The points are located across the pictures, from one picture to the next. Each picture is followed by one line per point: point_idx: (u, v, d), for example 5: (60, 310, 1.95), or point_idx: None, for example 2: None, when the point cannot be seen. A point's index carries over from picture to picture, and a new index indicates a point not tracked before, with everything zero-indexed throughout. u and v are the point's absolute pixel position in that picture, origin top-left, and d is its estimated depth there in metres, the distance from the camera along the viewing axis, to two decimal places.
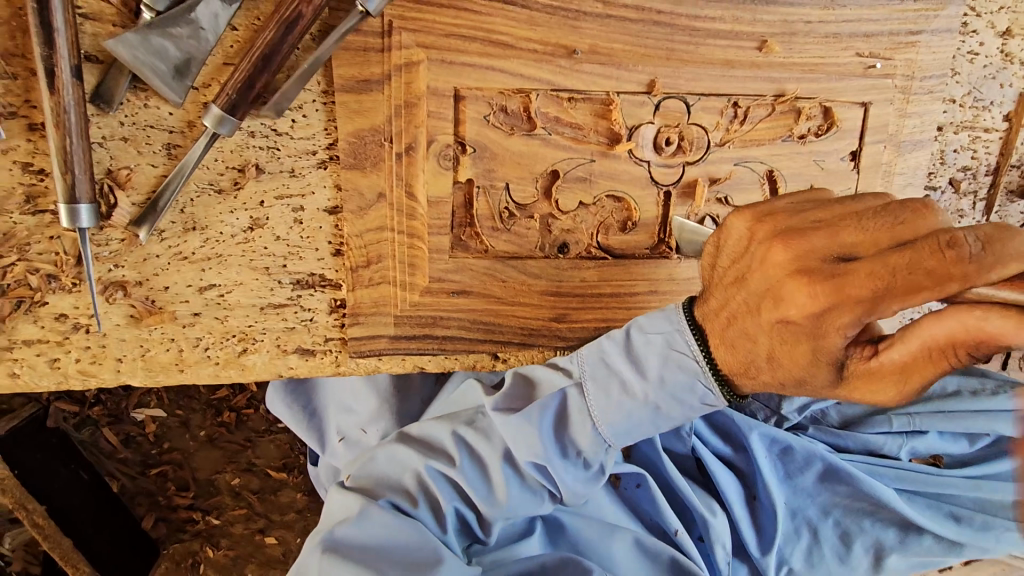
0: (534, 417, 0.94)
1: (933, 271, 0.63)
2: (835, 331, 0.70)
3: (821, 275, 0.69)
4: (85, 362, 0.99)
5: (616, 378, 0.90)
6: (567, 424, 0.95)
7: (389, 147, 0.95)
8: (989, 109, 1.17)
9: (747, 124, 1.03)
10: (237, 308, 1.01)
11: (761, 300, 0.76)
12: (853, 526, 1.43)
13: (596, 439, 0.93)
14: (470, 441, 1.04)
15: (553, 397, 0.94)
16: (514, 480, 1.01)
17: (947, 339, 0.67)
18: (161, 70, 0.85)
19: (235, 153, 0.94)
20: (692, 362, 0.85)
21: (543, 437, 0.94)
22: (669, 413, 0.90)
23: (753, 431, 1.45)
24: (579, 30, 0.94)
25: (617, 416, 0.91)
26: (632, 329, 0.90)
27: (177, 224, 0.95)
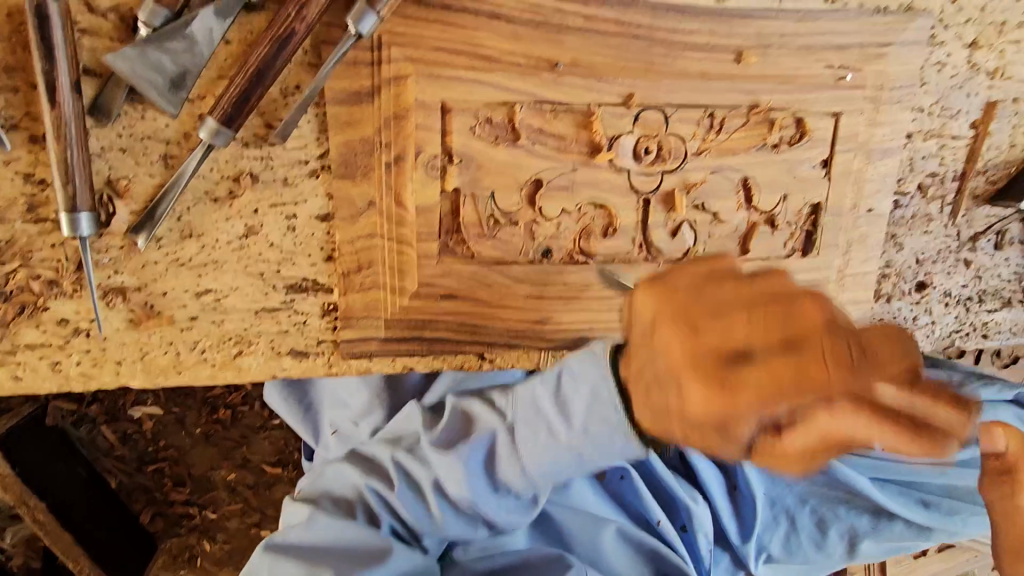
0: (460, 453, 1.06)
1: (816, 377, 0.62)
2: (741, 426, 0.65)
3: (716, 375, 0.66)
4: (85, 365, 1.02)
5: (540, 425, 0.98)
6: (495, 461, 1.06)
7: (379, 157, 0.98)
8: (957, 118, 1.22)
9: (723, 133, 1.07)
10: (233, 312, 1.05)
11: (665, 367, 0.71)
12: (829, 513, 1.49)
13: (521, 478, 1.03)
14: (411, 466, 1.14)
15: (481, 438, 1.07)
16: (445, 501, 1.10)
17: (831, 437, 0.63)
18: (158, 83, 0.87)
19: (229, 163, 0.97)
20: (613, 415, 0.90)
21: (468, 471, 1.05)
22: (589, 460, 0.97)
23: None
24: (562, 45, 0.98)
25: (541, 459, 0.99)
26: (558, 376, 0.97)
27: (174, 232, 0.99)
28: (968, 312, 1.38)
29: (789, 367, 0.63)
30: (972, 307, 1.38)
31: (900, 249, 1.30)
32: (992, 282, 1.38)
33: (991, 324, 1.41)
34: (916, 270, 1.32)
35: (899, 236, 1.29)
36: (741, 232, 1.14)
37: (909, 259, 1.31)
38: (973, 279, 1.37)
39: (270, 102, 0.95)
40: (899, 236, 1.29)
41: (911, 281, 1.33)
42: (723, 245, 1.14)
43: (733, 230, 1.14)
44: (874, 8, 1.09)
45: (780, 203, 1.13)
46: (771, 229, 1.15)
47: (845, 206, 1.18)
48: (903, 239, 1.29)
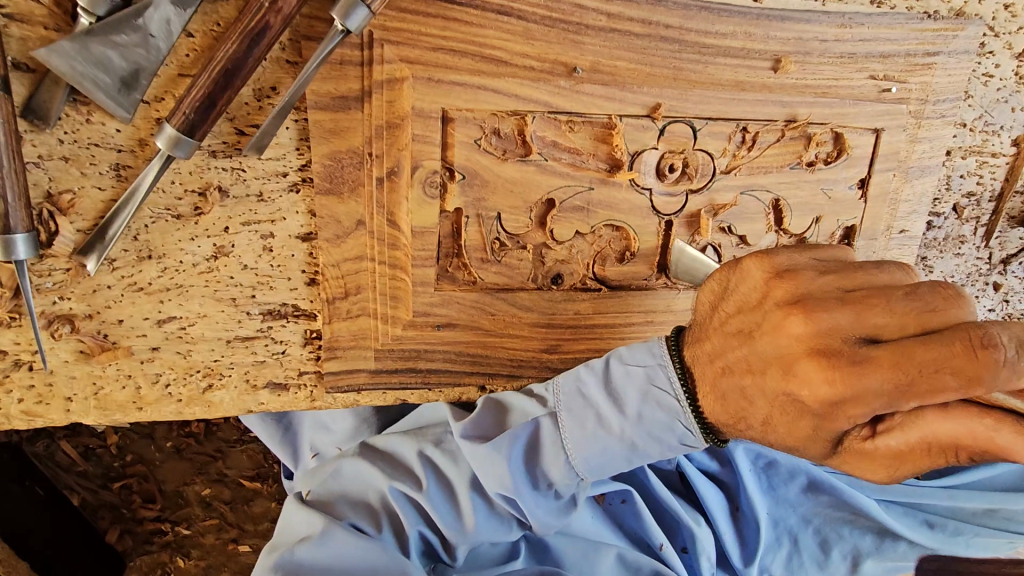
0: (502, 446, 0.88)
1: (960, 371, 0.60)
2: (844, 418, 0.66)
3: (842, 361, 0.65)
4: (29, 402, 0.89)
5: (591, 411, 0.84)
6: (537, 456, 0.89)
7: (369, 171, 0.86)
8: (999, 133, 1.13)
9: (756, 149, 0.96)
10: (200, 342, 0.93)
11: (768, 368, 0.71)
12: (834, 535, 1.43)
13: (568, 474, 0.87)
14: (438, 462, 0.99)
15: (523, 428, 0.89)
16: (480, 508, 0.96)
17: (950, 439, 0.65)
18: (105, 83, 0.74)
19: (194, 174, 0.83)
20: (674, 400, 0.80)
21: (512, 468, 0.87)
22: (647, 452, 0.85)
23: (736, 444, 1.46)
24: (580, 46, 0.85)
25: (594, 452, 0.85)
26: (611, 361, 0.85)
27: (129, 253, 0.85)
28: None
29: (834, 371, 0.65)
30: None
31: (929, 272, 1.22)
32: (1019, 306, 1.31)
33: None
34: None
35: (929, 258, 1.21)
36: None
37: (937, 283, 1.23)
38: (999, 303, 1.29)
39: (240, 106, 0.81)
40: (929, 259, 1.20)
41: None
42: None
43: None
44: (924, 13, 0.98)
45: (811, 225, 1.03)
46: None
47: (879, 229, 1.09)
48: (933, 262, 1.21)
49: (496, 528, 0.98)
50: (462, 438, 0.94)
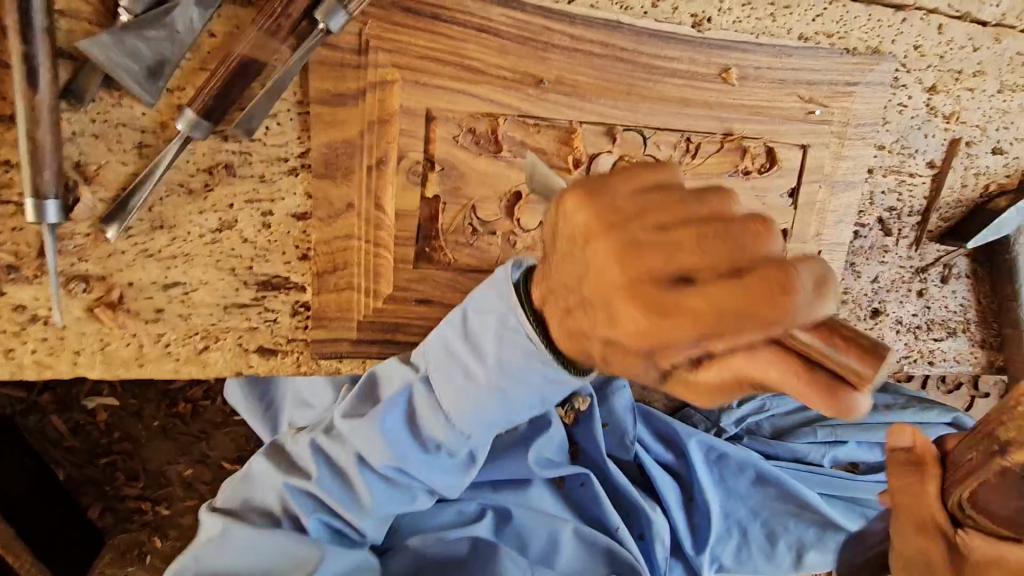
0: (379, 416, 0.98)
1: (769, 284, 0.51)
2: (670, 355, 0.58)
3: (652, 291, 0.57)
4: (41, 353, 0.99)
5: (461, 370, 0.90)
6: (416, 420, 0.98)
7: (360, 160, 0.99)
8: (914, 157, 1.30)
9: (698, 158, 1.11)
10: (201, 308, 1.03)
11: (629, 308, 0.59)
12: (779, 525, 1.55)
13: (449, 434, 0.95)
14: (325, 447, 1.05)
15: (397, 398, 0.98)
16: (375, 483, 1.04)
17: (739, 376, 0.57)
18: (134, 71, 0.86)
19: (206, 155, 0.96)
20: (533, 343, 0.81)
21: (382, 433, 0.97)
22: (518, 407, 0.89)
23: (692, 438, 1.57)
24: (546, 62, 1.00)
25: (470, 412, 0.91)
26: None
27: (144, 223, 0.96)
28: (917, 340, 1.45)
29: (640, 300, 0.58)
30: (921, 335, 1.45)
31: (858, 276, 1.36)
32: (941, 312, 1.46)
33: (938, 354, 1.48)
34: (872, 297, 1.39)
35: (858, 264, 1.35)
36: None
37: (866, 286, 1.37)
38: (923, 308, 1.44)
39: (251, 98, 0.94)
40: (857, 264, 1.35)
41: (866, 307, 1.39)
42: None
43: None
44: (844, 49, 1.15)
45: None
46: None
47: (809, 233, 1.23)
48: (862, 268, 1.36)
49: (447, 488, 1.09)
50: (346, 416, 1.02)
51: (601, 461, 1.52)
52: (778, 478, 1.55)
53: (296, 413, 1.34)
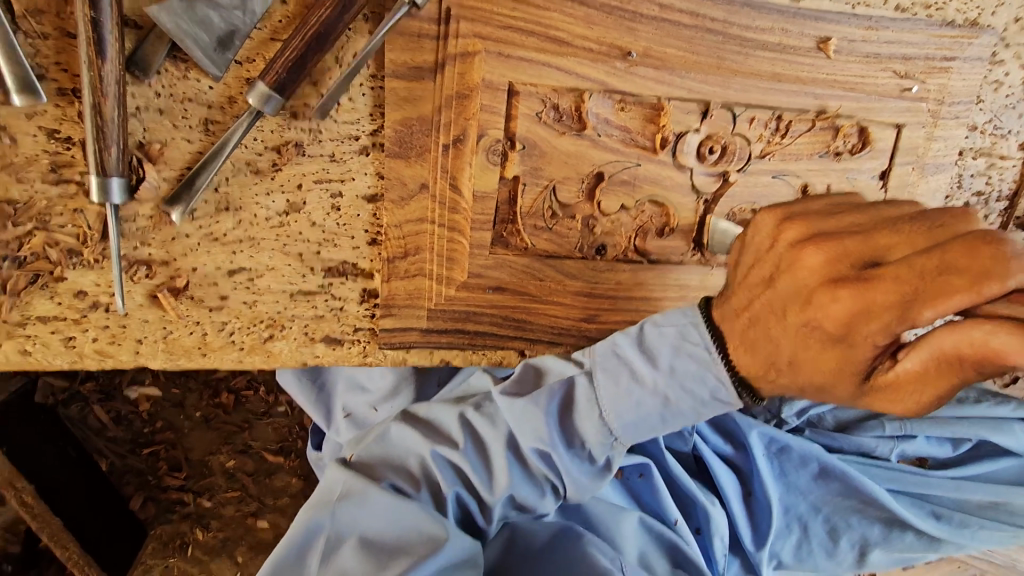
0: (539, 401, 0.94)
1: (968, 270, 0.62)
2: (865, 339, 0.69)
3: (850, 280, 0.69)
4: (102, 342, 0.94)
5: (625, 370, 0.89)
6: (572, 412, 0.94)
7: (436, 138, 0.93)
8: (1006, 138, 1.22)
9: (788, 137, 1.04)
10: (266, 294, 0.98)
11: (788, 305, 0.73)
12: (840, 522, 1.51)
13: (601, 433, 0.92)
14: (477, 425, 1.02)
15: (555, 388, 0.94)
16: (517, 468, 0.99)
17: (954, 350, 0.65)
18: (204, 42, 0.81)
19: (275, 133, 0.90)
20: (705, 351, 0.83)
21: (548, 423, 0.93)
22: (677, 410, 0.88)
23: (752, 430, 1.50)
24: (635, 33, 0.93)
25: (623, 410, 0.89)
26: (644, 323, 0.89)
27: (209, 204, 0.91)
28: None
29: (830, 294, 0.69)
30: None
31: None
32: None
33: None
34: None
35: None
36: None
37: None
38: None
39: (321, 69, 0.88)
40: None
41: None
42: None
43: None
44: (943, 20, 1.06)
45: None
46: None
47: None
48: None
49: (531, 481, 1.00)
50: (501, 395, 0.99)
51: (658, 453, 1.48)
52: (839, 476, 1.49)
53: (349, 397, 1.30)
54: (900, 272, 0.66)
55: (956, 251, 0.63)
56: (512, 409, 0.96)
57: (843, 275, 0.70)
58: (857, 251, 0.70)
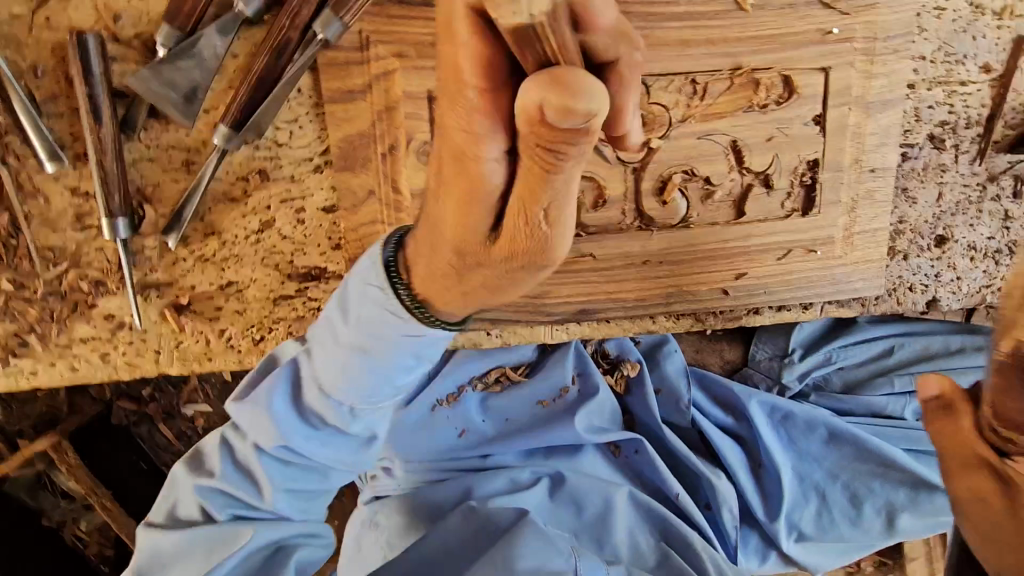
0: (261, 400, 0.99)
1: (526, 144, 0.56)
2: (472, 238, 0.71)
3: (470, 172, 0.64)
4: (131, 355, 1.14)
5: (340, 341, 0.91)
6: (298, 394, 0.99)
7: (375, 149, 1.06)
8: (963, 63, 1.17)
9: (708, 98, 1.08)
10: (254, 301, 1.15)
11: (439, 219, 0.72)
12: (861, 489, 1.50)
13: (282, 402, 0.98)
14: (234, 439, 1.05)
15: (278, 379, 0.98)
16: (273, 463, 1.02)
17: (518, 243, 0.67)
18: (174, 99, 0.98)
19: (242, 164, 1.07)
20: (393, 304, 0.84)
21: (276, 412, 0.97)
22: (360, 372, 0.90)
23: (755, 398, 1.54)
24: None
25: (342, 380, 0.92)
26: (343, 292, 0.90)
27: (199, 231, 1.09)
28: (997, 266, 1.31)
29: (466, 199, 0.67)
30: (1001, 260, 1.31)
31: (913, 203, 1.25)
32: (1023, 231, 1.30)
33: None
34: (934, 224, 1.27)
35: (911, 190, 1.24)
36: (735, 196, 1.14)
37: (925, 213, 1.26)
38: (1000, 230, 1.29)
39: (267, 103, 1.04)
40: (910, 190, 1.24)
41: (929, 237, 1.27)
42: (718, 211, 1.14)
43: (727, 194, 1.14)
44: None
45: (772, 162, 1.12)
46: (767, 190, 1.14)
47: (844, 162, 1.15)
48: (915, 193, 1.24)
49: (302, 478, 1.05)
50: (230, 401, 1.04)
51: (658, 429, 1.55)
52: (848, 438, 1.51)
53: None
54: (495, 167, 0.64)
55: (515, 132, 0.56)
56: (269, 406, 0.98)
57: (475, 170, 0.64)
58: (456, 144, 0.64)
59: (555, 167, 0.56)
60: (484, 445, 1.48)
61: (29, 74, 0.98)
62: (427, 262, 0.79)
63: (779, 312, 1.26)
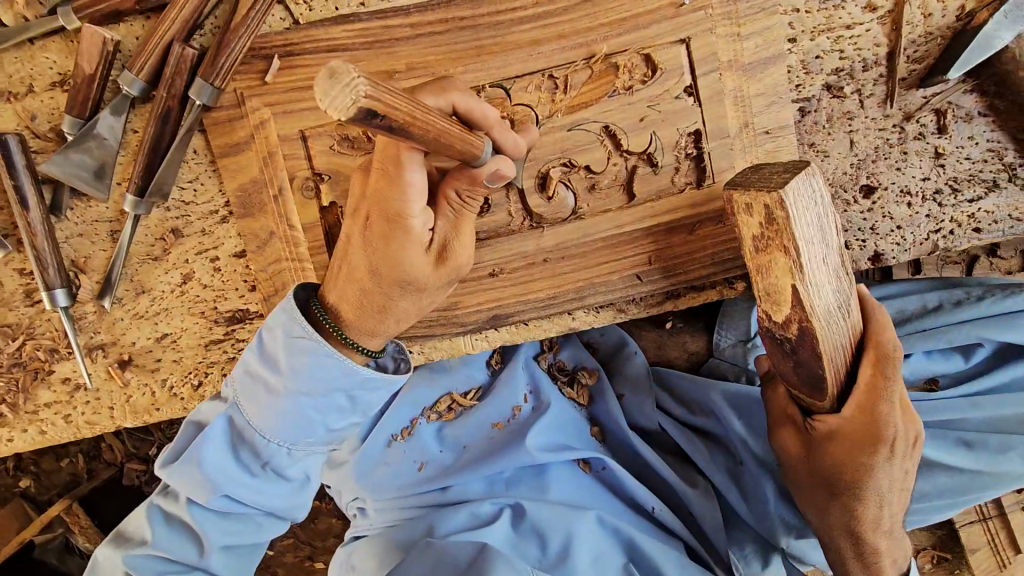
0: (195, 456, 0.94)
1: (390, 225, 0.86)
2: (370, 286, 0.91)
3: (366, 239, 0.89)
4: (88, 413, 1.25)
5: (262, 386, 0.94)
6: (235, 446, 0.96)
7: (267, 192, 1.14)
8: (844, 6, 1.11)
9: (570, 90, 1.10)
10: (188, 349, 1.23)
11: (348, 273, 0.93)
12: None
13: (259, 443, 0.96)
14: (162, 504, 1.02)
15: (211, 431, 0.96)
16: (214, 520, 0.99)
17: (408, 283, 0.90)
18: (86, 177, 1.11)
19: (158, 226, 1.18)
20: (311, 340, 0.91)
21: (209, 467, 0.94)
22: (306, 406, 0.94)
23: (716, 393, 1.50)
24: (394, 54, 1.08)
25: (277, 421, 0.94)
26: (260, 339, 0.95)
27: (130, 291, 1.20)
28: (942, 208, 1.21)
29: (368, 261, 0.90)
30: (945, 202, 1.21)
31: (826, 157, 1.19)
32: (961, 167, 1.20)
33: (983, 215, 1.21)
34: (856, 174, 1.19)
35: (818, 143, 1.18)
36: (622, 179, 1.14)
37: (843, 165, 1.19)
38: (934, 169, 1.20)
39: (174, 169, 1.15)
40: (817, 144, 1.18)
41: (853, 189, 1.20)
42: (607, 196, 1.14)
43: (613, 179, 1.14)
44: None
45: (651, 140, 1.11)
46: (652, 168, 1.13)
47: (731, 127, 1.12)
48: (825, 146, 1.18)
49: (241, 535, 1.01)
50: (161, 467, 0.98)
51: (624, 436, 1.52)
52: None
53: None
54: (375, 237, 0.87)
55: (375, 218, 0.85)
56: (196, 467, 0.94)
57: (357, 226, 0.89)
58: (351, 198, 0.91)
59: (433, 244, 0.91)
60: (444, 476, 1.46)
61: None
62: (339, 291, 0.94)
63: (704, 291, 1.21)
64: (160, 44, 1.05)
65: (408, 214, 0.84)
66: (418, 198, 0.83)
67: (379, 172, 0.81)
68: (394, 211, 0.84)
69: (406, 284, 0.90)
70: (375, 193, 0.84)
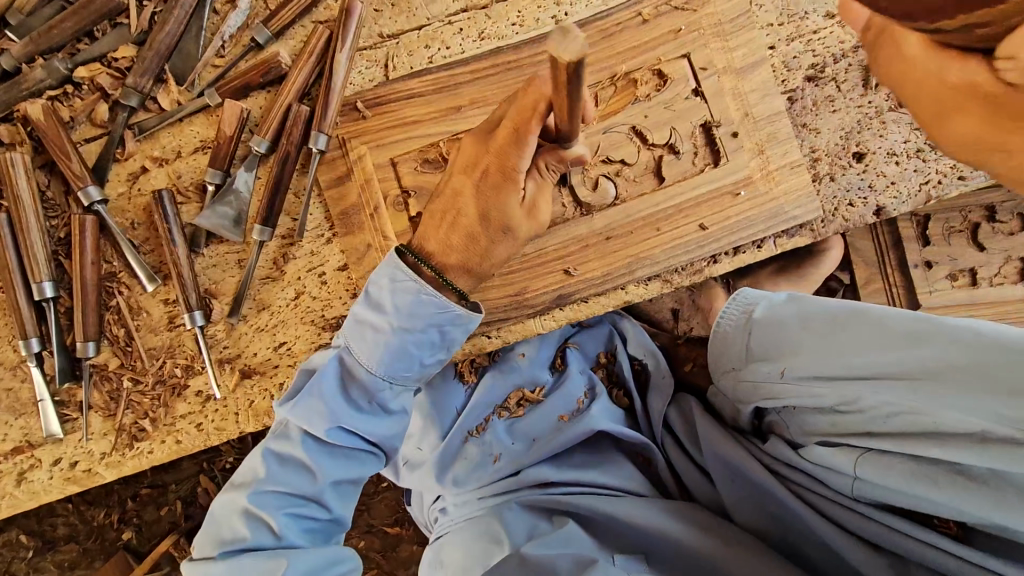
0: (319, 386, 1.20)
1: (501, 176, 1.16)
2: (475, 225, 1.18)
3: (477, 182, 1.18)
4: (218, 421, 1.44)
5: (370, 326, 1.19)
6: (349, 380, 1.22)
7: (365, 213, 1.41)
8: (808, 17, 1.42)
9: (599, 103, 1.38)
10: (301, 354, 1.44)
11: (451, 215, 1.20)
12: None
13: (367, 377, 1.21)
14: (276, 450, 1.22)
15: (330, 366, 1.22)
16: (324, 456, 1.22)
17: (499, 223, 1.19)
18: (227, 225, 1.37)
19: (275, 251, 1.44)
20: (415, 284, 1.15)
21: (327, 395, 1.20)
22: (405, 344, 1.18)
23: (707, 452, 1.30)
24: (458, 93, 1.39)
25: (378, 355, 1.19)
26: (371, 287, 1.20)
27: (252, 309, 1.44)
28: (925, 163, 1.44)
29: (475, 199, 1.18)
30: (927, 157, 1.43)
31: (818, 132, 1.43)
32: None
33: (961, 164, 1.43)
34: (846, 143, 1.43)
35: (810, 123, 1.43)
36: (651, 168, 1.39)
37: (833, 138, 1.43)
38: (911, 133, 1.44)
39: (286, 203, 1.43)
40: (809, 123, 1.43)
41: (847, 156, 1.43)
42: (641, 183, 1.39)
43: (644, 169, 1.39)
44: None
45: (670, 134, 1.38)
46: (675, 155, 1.38)
47: (734, 116, 1.38)
48: (815, 124, 1.43)
49: (348, 467, 1.25)
50: (285, 402, 1.23)
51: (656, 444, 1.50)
52: (796, 521, 1.15)
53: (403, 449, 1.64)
54: (487, 186, 1.17)
55: (498, 171, 1.16)
56: (323, 395, 1.20)
57: (475, 175, 1.18)
58: (468, 157, 1.20)
59: (532, 201, 1.22)
60: (514, 464, 1.50)
61: (129, 227, 1.42)
62: (441, 242, 1.20)
63: (735, 256, 1.41)
64: (282, 105, 1.36)
65: (520, 169, 1.15)
66: (528, 155, 1.13)
67: (520, 134, 1.11)
68: (509, 165, 1.14)
69: (507, 229, 1.19)
70: (503, 146, 1.13)
